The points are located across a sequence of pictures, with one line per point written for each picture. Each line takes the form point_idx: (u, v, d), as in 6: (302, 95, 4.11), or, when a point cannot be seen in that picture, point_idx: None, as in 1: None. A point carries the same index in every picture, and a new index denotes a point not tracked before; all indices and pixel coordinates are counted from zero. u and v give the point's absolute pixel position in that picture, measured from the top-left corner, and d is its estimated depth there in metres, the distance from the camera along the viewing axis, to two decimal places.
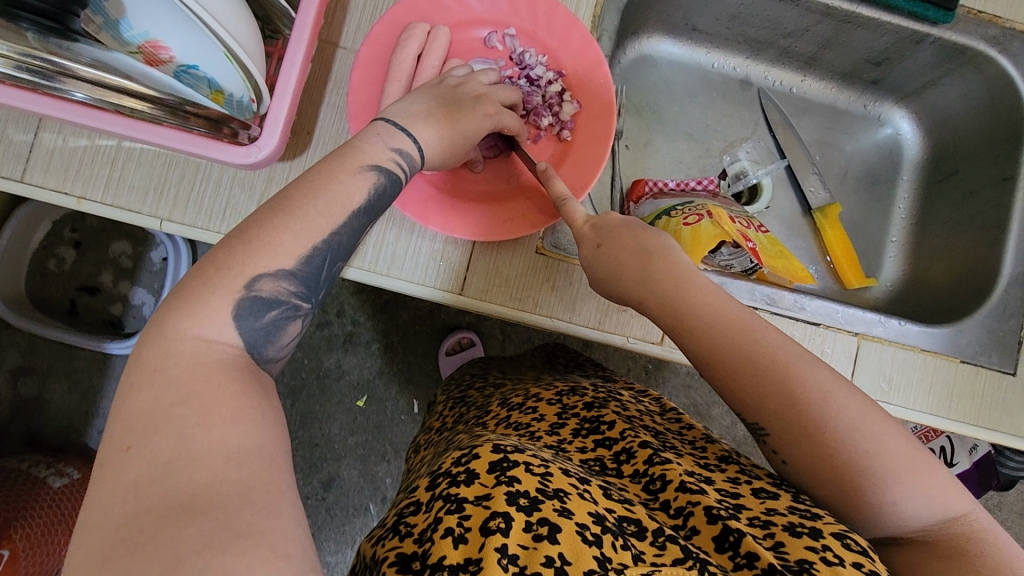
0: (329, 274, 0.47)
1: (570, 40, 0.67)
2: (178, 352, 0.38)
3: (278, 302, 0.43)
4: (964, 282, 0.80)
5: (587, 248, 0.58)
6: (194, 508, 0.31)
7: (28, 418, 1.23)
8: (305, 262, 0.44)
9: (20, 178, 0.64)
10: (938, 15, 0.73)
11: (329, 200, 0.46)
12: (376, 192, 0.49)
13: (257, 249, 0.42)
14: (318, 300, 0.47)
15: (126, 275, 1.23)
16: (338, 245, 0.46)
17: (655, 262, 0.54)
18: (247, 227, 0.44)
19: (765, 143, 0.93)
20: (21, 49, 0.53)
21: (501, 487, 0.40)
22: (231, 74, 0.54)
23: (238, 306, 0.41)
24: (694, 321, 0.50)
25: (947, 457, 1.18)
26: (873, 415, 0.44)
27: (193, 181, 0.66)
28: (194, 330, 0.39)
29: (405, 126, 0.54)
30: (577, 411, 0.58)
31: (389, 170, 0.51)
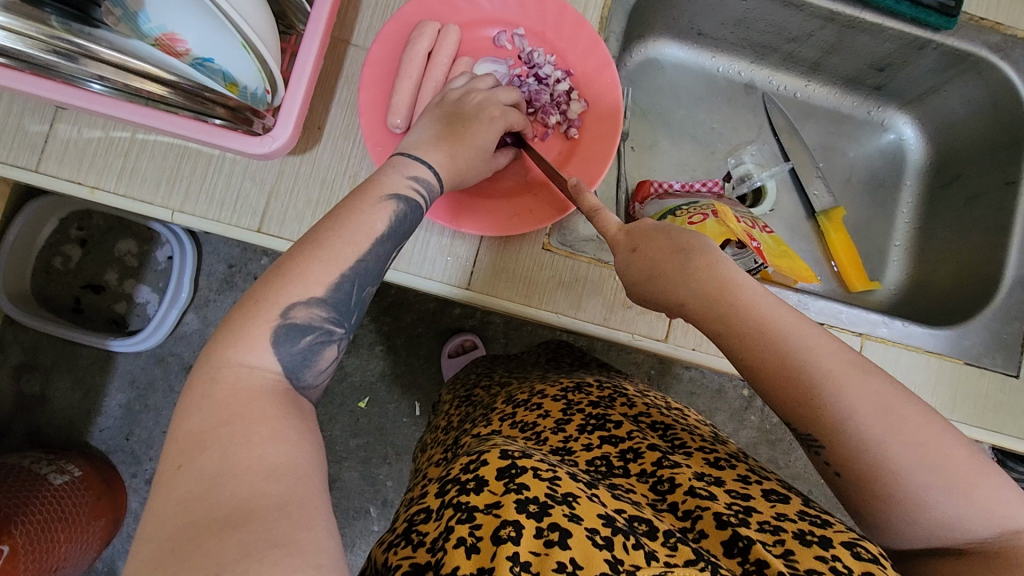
0: (359, 298, 0.49)
1: (579, 40, 0.69)
2: (224, 377, 0.41)
3: (311, 328, 0.46)
4: (967, 284, 0.80)
5: (621, 254, 0.54)
6: (236, 519, 0.33)
7: (30, 415, 1.24)
8: (334, 289, 0.47)
9: (35, 167, 0.65)
10: (941, 20, 0.75)
11: (354, 230, 0.49)
12: (397, 219, 0.52)
13: (289, 279, 0.46)
14: (350, 324, 0.49)
15: (131, 274, 1.24)
16: (365, 271, 0.49)
17: (703, 266, 0.50)
18: (282, 262, 0.47)
19: (769, 147, 0.94)
20: (49, 32, 0.51)
21: (511, 494, 0.40)
22: (247, 66, 0.55)
23: (275, 334, 0.44)
24: (748, 330, 0.47)
25: None
26: (934, 427, 0.42)
27: (205, 173, 0.67)
28: (237, 357, 0.42)
29: (421, 157, 0.57)
30: (583, 407, 0.59)
31: (408, 197, 0.54)
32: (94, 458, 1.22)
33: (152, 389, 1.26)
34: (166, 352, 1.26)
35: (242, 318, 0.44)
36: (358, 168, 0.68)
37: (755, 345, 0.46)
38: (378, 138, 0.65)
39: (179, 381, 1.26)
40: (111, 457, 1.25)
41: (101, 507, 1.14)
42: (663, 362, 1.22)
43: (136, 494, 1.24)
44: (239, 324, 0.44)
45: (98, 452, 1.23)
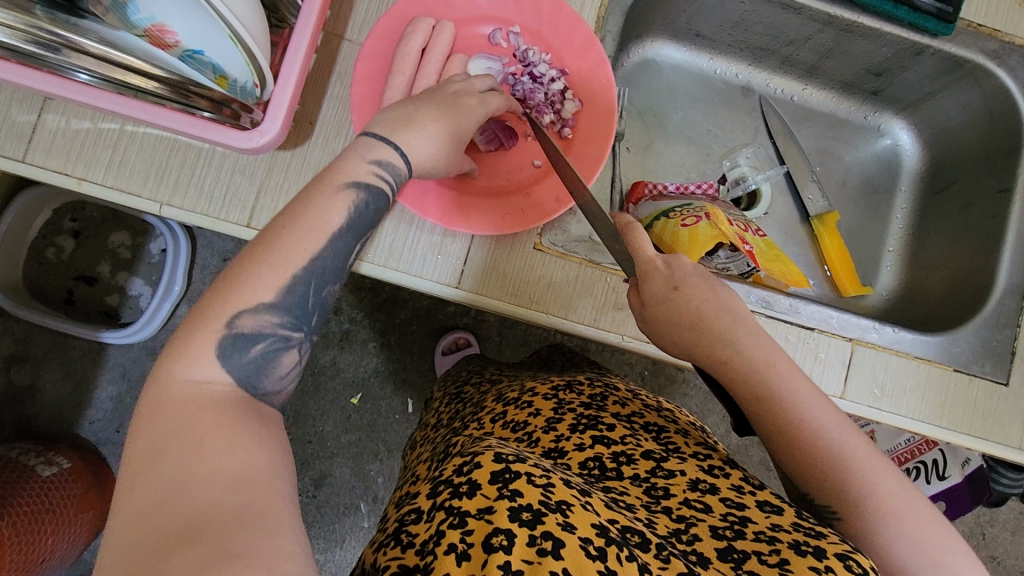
0: (317, 300, 0.48)
1: (574, 40, 0.67)
2: (171, 397, 0.40)
3: (260, 334, 0.44)
4: (959, 290, 0.80)
5: (660, 289, 0.58)
6: (194, 534, 0.33)
7: (20, 407, 1.23)
8: (284, 292, 0.45)
9: (21, 158, 0.64)
10: (939, 26, 0.74)
11: (307, 225, 0.47)
12: (357, 209, 0.49)
13: (236, 287, 0.44)
14: (310, 327, 0.48)
15: (124, 266, 1.23)
16: (322, 269, 0.47)
17: (747, 333, 0.55)
18: (230, 271, 0.45)
19: (765, 149, 0.94)
20: (29, 20, 0.51)
21: (504, 501, 0.39)
22: (236, 60, 0.55)
23: (219, 345, 0.43)
24: (788, 395, 0.52)
25: (939, 470, 1.19)
26: (893, 478, 0.48)
27: (193, 166, 0.66)
28: (184, 373, 0.41)
29: (386, 137, 0.53)
30: (574, 406, 0.59)
31: (372, 184, 0.51)
32: (83, 450, 1.21)
33: (143, 382, 1.25)
34: (157, 345, 1.25)
35: (192, 329, 0.43)
36: None
37: (797, 415, 0.51)
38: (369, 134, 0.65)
39: None
40: (101, 449, 1.24)
41: (90, 500, 1.12)
42: (657, 364, 1.22)
43: None
44: (186, 338, 0.43)
45: (88, 444, 1.22)
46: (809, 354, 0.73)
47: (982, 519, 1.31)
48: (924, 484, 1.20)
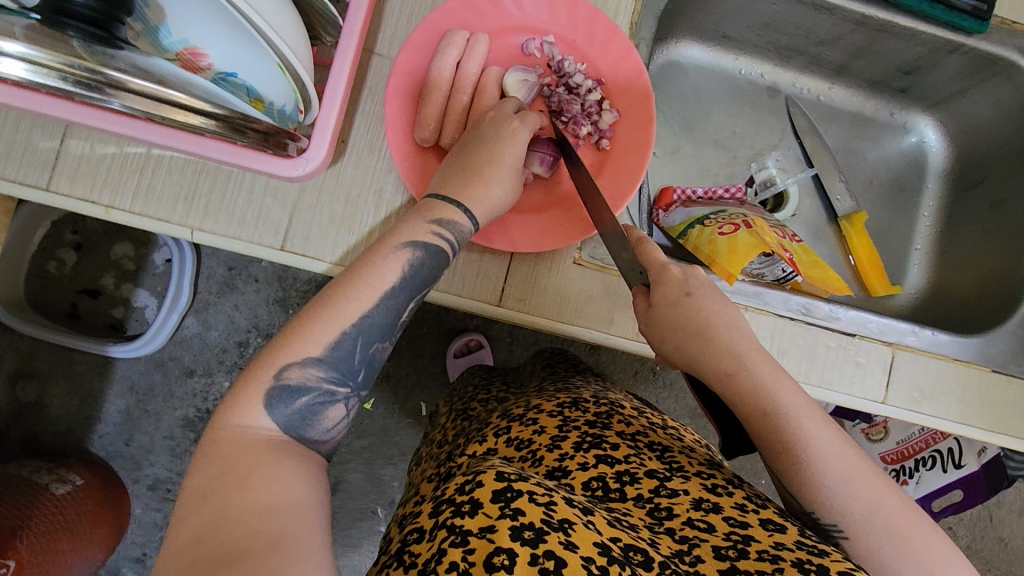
0: (363, 355, 0.50)
1: (610, 49, 0.67)
2: (220, 440, 0.43)
3: (306, 388, 0.47)
4: (993, 290, 0.80)
5: (674, 292, 0.58)
6: (230, 559, 0.36)
7: (28, 423, 1.20)
8: (332, 348, 0.48)
9: (46, 186, 0.62)
10: (974, 24, 0.74)
11: (362, 283, 0.51)
12: (412, 269, 0.53)
13: (290, 340, 0.48)
14: (356, 382, 0.50)
15: (128, 277, 1.20)
16: (369, 326, 0.50)
17: (755, 351, 0.56)
18: (289, 324, 0.49)
19: (793, 152, 0.93)
20: (65, 59, 0.44)
21: (506, 520, 0.38)
22: (278, 84, 0.53)
23: (268, 395, 0.46)
24: (791, 411, 0.52)
25: (955, 458, 1.14)
26: (897, 498, 0.48)
27: (224, 189, 0.64)
28: (236, 420, 0.45)
29: (456, 201, 0.57)
30: (579, 425, 0.59)
31: (428, 242, 0.54)
32: (95, 464, 1.19)
33: (153, 394, 1.22)
34: (165, 356, 1.22)
35: (247, 377, 0.47)
36: (384, 181, 0.66)
37: (797, 432, 0.50)
38: (404, 153, 0.64)
39: (180, 386, 1.22)
40: (111, 463, 1.21)
41: (102, 514, 1.11)
42: None
43: (139, 500, 1.22)
44: (242, 386, 0.47)
45: (99, 458, 1.20)
46: (849, 360, 0.72)
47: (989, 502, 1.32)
48: (940, 472, 1.16)
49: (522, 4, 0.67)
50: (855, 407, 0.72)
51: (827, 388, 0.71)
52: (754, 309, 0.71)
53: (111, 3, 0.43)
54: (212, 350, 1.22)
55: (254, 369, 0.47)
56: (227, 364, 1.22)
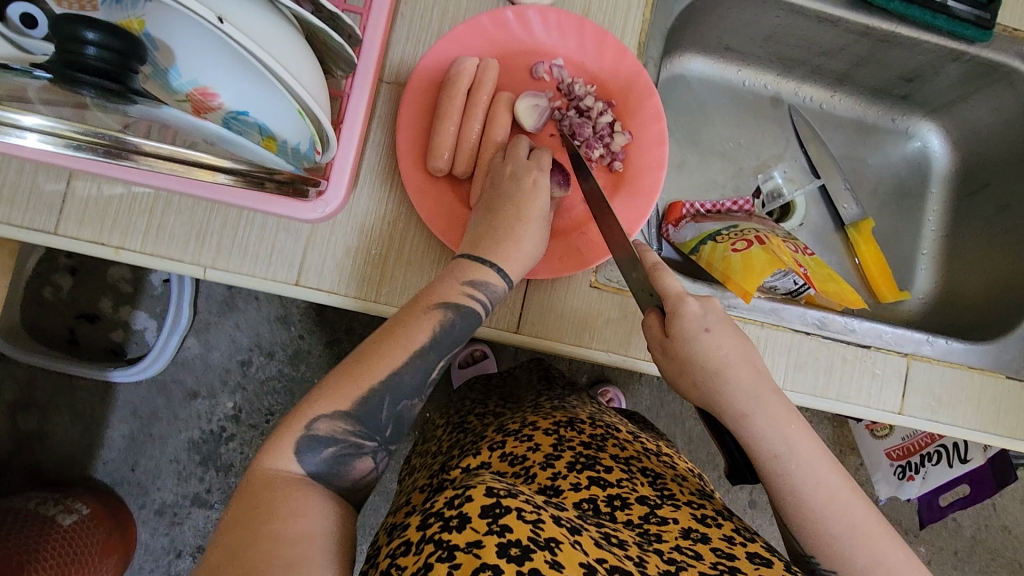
0: (390, 412, 0.51)
1: (621, 72, 0.67)
2: (251, 482, 0.45)
3: (334, 440, 0.48)
4: (1000, 297, 0.81)
5: (693, 329, 0.57)
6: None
7: (29, 452, 1.18)
8: (361, 403, 0.50)
9: (53, 230, 0.61)
10: (977, 33, 0.74)
11: (394, 344, 0.52)
12: (441, 328, 0.54)
13: (323, 397, 0.49)
14: (383, 437, 0.51)
15: (126, 300, 1.18)
16: (399, 387, 0.52)
17: (771, 391, 0.56)
18: (323, 382, 0.51)
19: (799, 162, 0.93)
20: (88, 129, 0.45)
21: (493, 537, 0.40)
22: (294, 123, 0.51)
23: (298, 445, 0.47)
24: (802, 459, 0.52)
25: (960, 453, 1.11)
26: (895, 546, 0.50)
27: (236, 227, 0.63)
28: (269, 466, 0.46)
29: (489, 260, 0.58)
30: (573, 445, 0.59)
31: (460, 304, 0.56)
32: (101, 491, 1.17)
33: (156, 418, 1.20)
34: (167, 379, 1.20)
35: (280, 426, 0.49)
36: (398, 212, 0.66)
37: (803, 480, 0.51)
38: (418, 183, 0.63)
39: (184, 409, 1.20)
40: (116, 490, 1.19)
41: (112, 545, 1.09)
42: None
43: (146, 526, 1.18)
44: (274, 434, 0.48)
45: (104, 485, 1.18)
46: (866, 372, 0.72)
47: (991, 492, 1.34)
48: (946, 467, 1.14)
49: (530, 29, 0.66)
50: (873, 419, 0.72)
51: (846, 402, 0.71)
52: (771, 325, 0.71)
53: (124, 53, 0.41)
54: (215, 371, 1.20)
55: (287, 421, 0.48)
56: (231, 385, 1.20)
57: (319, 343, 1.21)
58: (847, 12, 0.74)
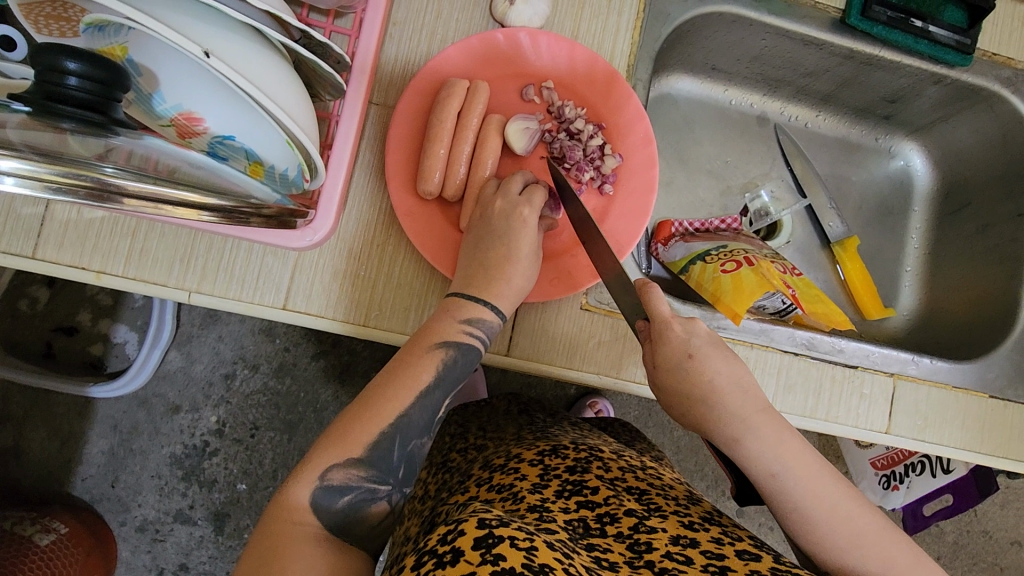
0: (401, 454, 0.55)
1: (611, 94, 0.67)
2: (272, 536, 0.49)
3: (348, 487, 0.52)
4: (982, 314, 0.82)
5: (676, 356, 0.57)
6: None
7: (5, 469, 1.15)
8: (372, 449, 0.54)
9: (31, 254, 0.59)
10: (958, 58, 0.75)
11: (400, 385, 0.57)
12: (446, 366, 0.59)
13: (333, 445, 0.53)
14: (395, 477, 0.55)
15: (106, 313, 1.15)
16: (406, 425, 0.56)
17: (757, 411, 0.55)
18: (336, 428, 0.55)
19: (784, 179, 0.94)
20: (68, 170, 0.40)
21: (487, 566, 0.39)
22: (281, 150, 0.50)
23: (314, 495, 0.51)
24: (796, 474, 0.52)
25: (943, 463, 1.14)
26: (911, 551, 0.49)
27: (221, 251, 0.62)
28: (287, 516, 0.50)
29: (484, 299, 0.61)
30: (559, 472, 0.59)
31: (461, 341, 0.60)
32: (80, 509, 1.14)
33: (137, 433, 1.17)
34: (149, 394, 1.17)
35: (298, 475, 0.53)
36: (387, 236, 0.65)
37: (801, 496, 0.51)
38: (407, 207, 0.63)
39: (166, 423, 1.17)
40: (96, 507, 1.16)
41: (92, 565, 1.06)
42: None
43: (127, 543, 1.16)
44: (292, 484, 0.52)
45: (82, 503, 1.15)
46: (854, 393, 0.73)
47: None
48: (929, 477, 1.16)
49: (521, 53, 0.66)
50: (861, 438, 0.73)
51: (836, 422, 0.72)
52: (761, 346, 0.72)
53: (107, 83, 0.40)
54: (197, 385, 1.18)
55: (303, 470, 0.52)
56: (214, 399, 1.18)
57: (304, 356, 1.19)
58: (832, 35, 0.75)
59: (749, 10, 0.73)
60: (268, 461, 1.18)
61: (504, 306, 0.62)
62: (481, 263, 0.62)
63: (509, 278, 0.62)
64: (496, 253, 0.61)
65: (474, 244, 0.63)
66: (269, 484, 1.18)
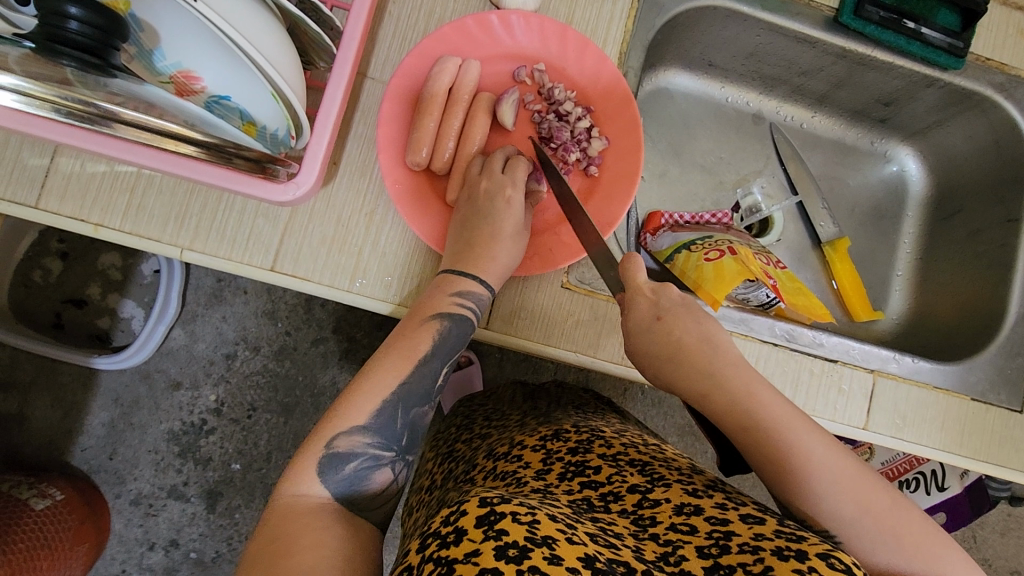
0: (404, 421, 0.58)
1: (600, 76, 0.69)
2: (279, 508, 0.50)
3: (353, 455, 0.54)
4: (968, 320, 0.82)
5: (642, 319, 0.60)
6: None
7: (8, 435, 1.17)
8: (375, 417, 0.56)
9: (34, 204, 0.62)
10: (950, 60, 0.76)
11: (399, 355, 0.59)
12: (440, 337, 0.61)
13: (338, 417, 0.56)
14: (398, 446, 0.57)
15: (115, 288, 1.17)
16: (407, 393, 0.58)
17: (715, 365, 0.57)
18: (338, 401, 0.57)
19: (777, 178, 0.95)
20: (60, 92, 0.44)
21: (490, 542, 0.40)
22: (272, 109, 0.52)
23: (321, 464, 0.53)
24: (816, 460, 0.52)
25: (938, 480, 1.10)
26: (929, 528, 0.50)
27: (215, 210, 0.64)
28: (295, 488, 0.52)
29: (471, 274, 0.63)
30: (562, 455, 0.60)
31: (454, 312, 0.62)
32: (78, 478, 1.16)
33: (137, 407, 1.19)
34: (151, 368, 1.19)
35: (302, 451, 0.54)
36: (375, 206, 0.67)
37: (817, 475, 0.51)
38: (396, 176, 0.65)
39: (166, 399, 1.20)
40: (93, 478, 1.18)
41: (85, 531, 1.07)
42: None
43: (122, 516, 1.18)
44: (299, 460, 0.54)
45: (81, 473, 1.17)
46: (832, 387, 0.73)
47: (974, 522, 1.29)
48: (924, 495, 1.11)
49: (516, 33, 0.68)
50: (838, 433, 0.73)
51: (813, 415, 0.72)
52: (740, 334, 0.72)
53: (105, 30, 0.43)
54: (199, 362, 1.20)
55: (309, 443, 0.54)
56: (215, 377, 1.20)
57: (305, 340, 1.21)
58: (825, 34, 0.76)
59: (742, 5, 0.75)
60: (263, 442, 1.20)
61: (489, 279, 0.64)
62: (467, 238, 0.64)
63: (494, 255, 0.64)
64: (478, 228, 0.63)
65: (459, 216, 0.65)
66: (263, 466, 1.20)
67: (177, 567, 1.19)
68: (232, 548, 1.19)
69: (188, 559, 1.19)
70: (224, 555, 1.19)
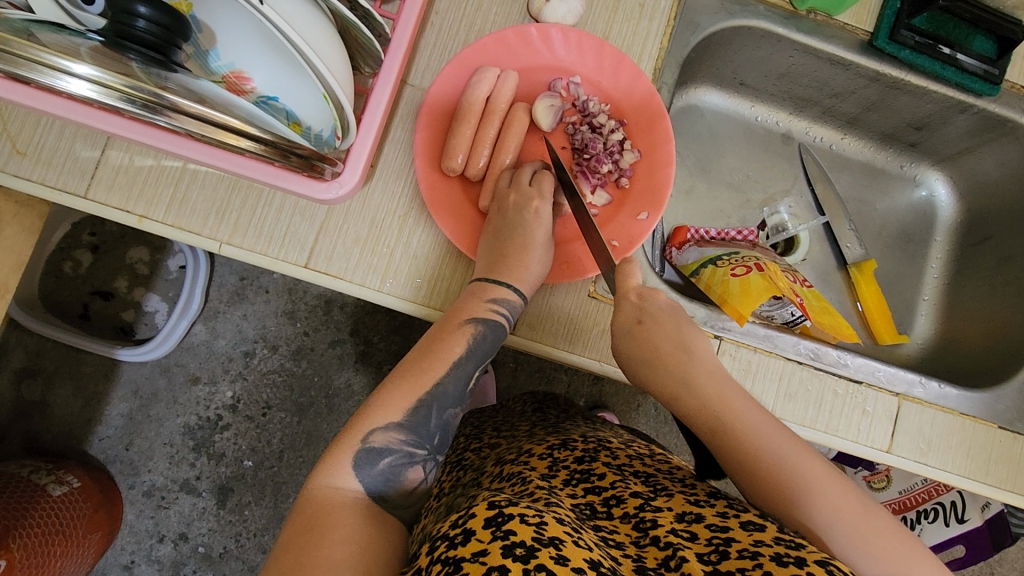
0: (438, 421, 0.58)
1: (635, 90, 0.70)
2: (313, 499, 0.51)
3: (388, 450, 0.55)
4: (998, 347, 0.81)
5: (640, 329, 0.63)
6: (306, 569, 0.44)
7: (29, 421, 1.19)
8: (410, 415, 0.57)
9: (83, 194, 0.65)
10: (985, 87, 0.76)
11: (437, 358, 0.60)
12: (475, 341, 0.62)
13: (372, 413, 0.56)
14: (431, 444, 0.58)
15: (141, 282, 1.20)
16: (442, 395, 0.59)
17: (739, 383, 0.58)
18: (371, 403, 0.58)
19: (805, 198, 0.95)
20: (129, 82, 0.48)
21: (498, 542, 0.41)
22: (319, 110, 0.53)
23: (356, 457, 0.54)
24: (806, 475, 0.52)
25: (957, 512, 1.05)
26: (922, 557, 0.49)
27: (255, 206, 0.66)
28: (326, 480, 0.53)
29: (507, 282, 0.64)
30: (568, 463, 0.60)
31: (489, 318, 0.63)
32: (95, 467, 1.17)
33: (156, 400, 1.21)
34: (172, 362, 1.21)
35: (334, 450, 0.55)
36: (409, 209, 0.68)
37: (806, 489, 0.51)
38: (431, 180, 0.66)
39: (184, 393, 1.21)
40: (109, 467, 1.20)
41: (98, 519, 1.09)
42: None
43: (134, 507, 1.19)
44: (334, 454, 0.54)
45: (97, 462, 1.19)
46: (857, 409, 0.72)
47: (992, 558, 1.26)
48: (942, 526, 1.06)
49: (554, 45, 0.70)
50: (861, 455, 0.72)
51: (835, 435, 0.71)
52: (764, 351, 0.72)
53: (169, 28, 0.44)
54: (218, 359, 1.22)
55: (346, 438, 0.55)
56: (232, 374, 1.22)
57: (323, 341, 1.23)
58: (859, 56, 0.77)
59: (777, 25, 0.75)
60: (276, 441, 1.22)
61: (524, 287, 0.65)
62: (502, 245, 0.65)
63: (527, 265, 0.65)
64: (510, 237, 0.65)
65: (494, 223, 0.66)
66: (275, 464, 1.21)
67: (185, 561, 1.19)
68: (240, 545, 1.20)
69: (196, 553, 1.19)
70: (231, 551, 1.20)
